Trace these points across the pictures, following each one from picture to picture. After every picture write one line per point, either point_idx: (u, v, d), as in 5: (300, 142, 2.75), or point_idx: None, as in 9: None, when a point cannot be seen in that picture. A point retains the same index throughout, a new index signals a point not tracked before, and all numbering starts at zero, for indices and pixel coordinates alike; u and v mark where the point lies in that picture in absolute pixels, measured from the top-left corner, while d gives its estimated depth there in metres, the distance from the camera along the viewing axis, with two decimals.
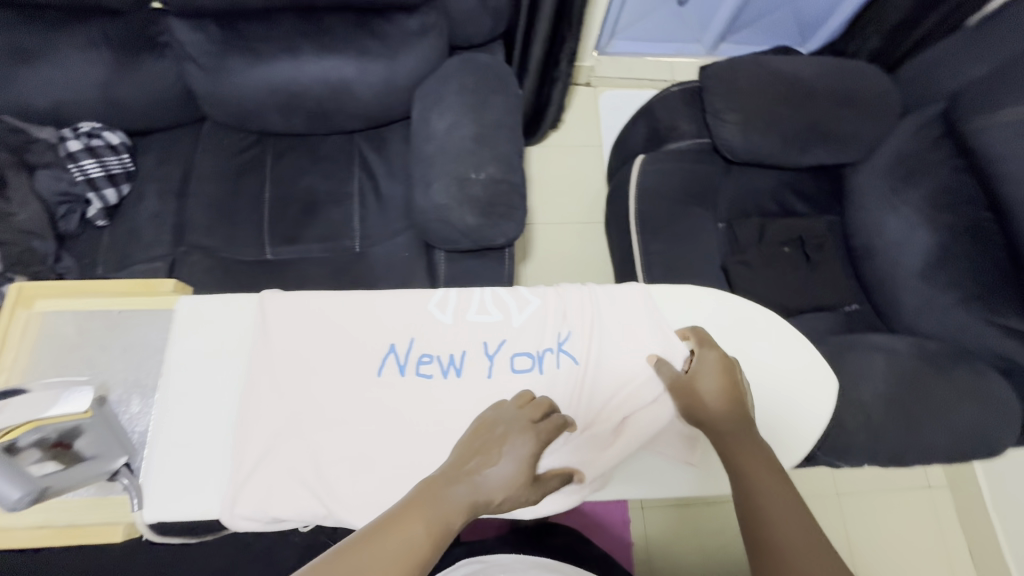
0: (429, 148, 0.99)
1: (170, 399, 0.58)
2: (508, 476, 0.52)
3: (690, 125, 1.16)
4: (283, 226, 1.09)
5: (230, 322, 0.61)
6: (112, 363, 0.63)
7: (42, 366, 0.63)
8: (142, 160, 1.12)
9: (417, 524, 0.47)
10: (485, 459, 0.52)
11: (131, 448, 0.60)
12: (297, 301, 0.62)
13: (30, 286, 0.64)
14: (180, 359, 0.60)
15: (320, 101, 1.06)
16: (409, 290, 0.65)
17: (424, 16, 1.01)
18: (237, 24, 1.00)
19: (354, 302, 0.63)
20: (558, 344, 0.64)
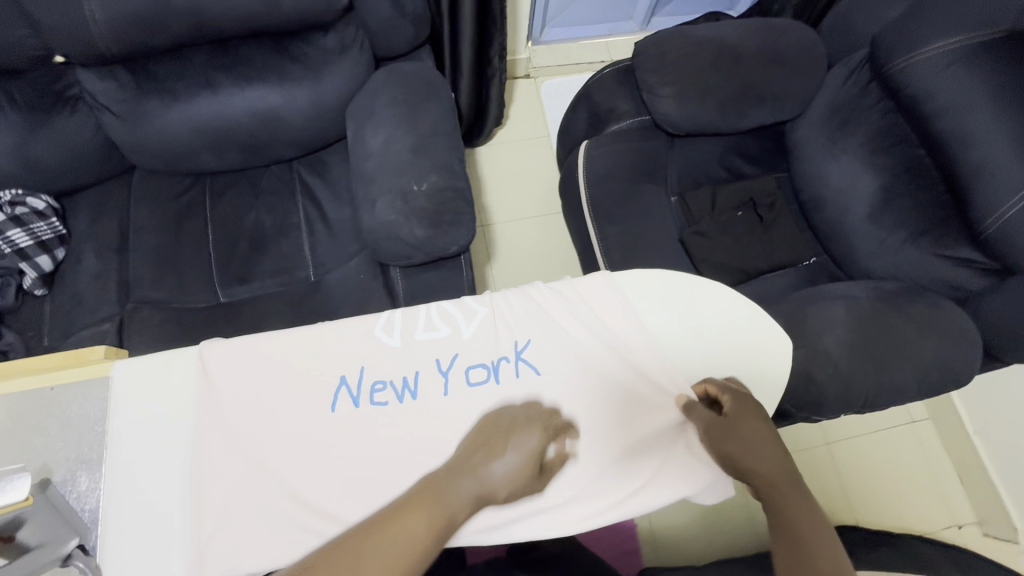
0: (368, 166, 0.97)
1: (117, 471, 0.56)
2: (510, 468, 0.57)
3: (628, 104, 1.15)
4: (232, 267, 1.06)
5: (171, 381, 0.59)
6: (52, 441, 0.57)
7: None
8: (74, 220, 1.07)
9: (422, 517, 0.52)
10: (490, 454, 0.57)
11: (85, 528, 0.55)
12: (238, 347, 0.61)
13: None
14: (122, 428, 0.57)
15: (250, 134, 1.03)
16: (352, 319, 0.63)
17: (343, 32, 0.98)
18: (148, 67, 0.96)
19: (296, 341, 0.61)
20: (516, 353, 0.63)
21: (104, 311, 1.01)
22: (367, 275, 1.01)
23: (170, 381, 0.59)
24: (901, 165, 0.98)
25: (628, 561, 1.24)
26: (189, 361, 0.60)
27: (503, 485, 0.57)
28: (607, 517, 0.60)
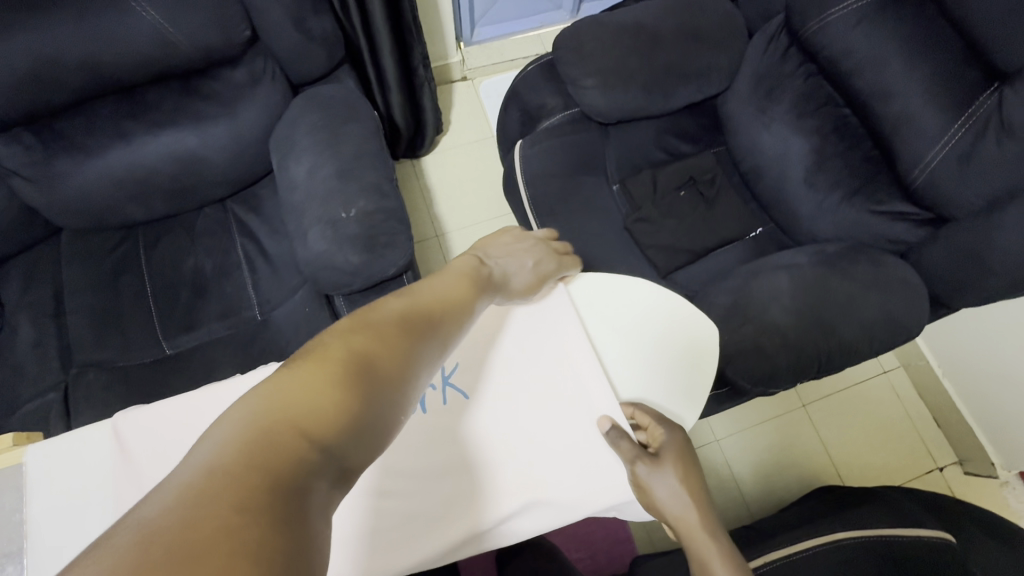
0: (295, 197, 0.95)
1: (44, 557, 0.55)
2: (523, 270, 0.73)
3: (557, 98, 1.14)
4: (176, 316, 1.03)
5: (92, 456, 0.58)
6: None
7: None
8: (6, 292, 1.04)
9: (463, 286, 0.64)
10: (508, 258, 0.73)
11: None
12: (153, 413, 0.60)
13: None
14: (44, 513, 0.56)
15: (174, 178, 1.02)
16: (273, 365, 0.63)
17: (252, 65, 0.98)
18: (53, 125, 0.93)
19: (217, 396, 0.61)
20: (445, 380, 0.73)
21: (47, 381, 0.97)
22: (313, 306, 0.99)
23: (85, 461, 0.58)
24: (828, 126, 0.98)
25: (623, 551, 1.23)
26: (103, 436, 0.59)
27: (518, 291, 0.72)
28: (554, 514, 0.68)
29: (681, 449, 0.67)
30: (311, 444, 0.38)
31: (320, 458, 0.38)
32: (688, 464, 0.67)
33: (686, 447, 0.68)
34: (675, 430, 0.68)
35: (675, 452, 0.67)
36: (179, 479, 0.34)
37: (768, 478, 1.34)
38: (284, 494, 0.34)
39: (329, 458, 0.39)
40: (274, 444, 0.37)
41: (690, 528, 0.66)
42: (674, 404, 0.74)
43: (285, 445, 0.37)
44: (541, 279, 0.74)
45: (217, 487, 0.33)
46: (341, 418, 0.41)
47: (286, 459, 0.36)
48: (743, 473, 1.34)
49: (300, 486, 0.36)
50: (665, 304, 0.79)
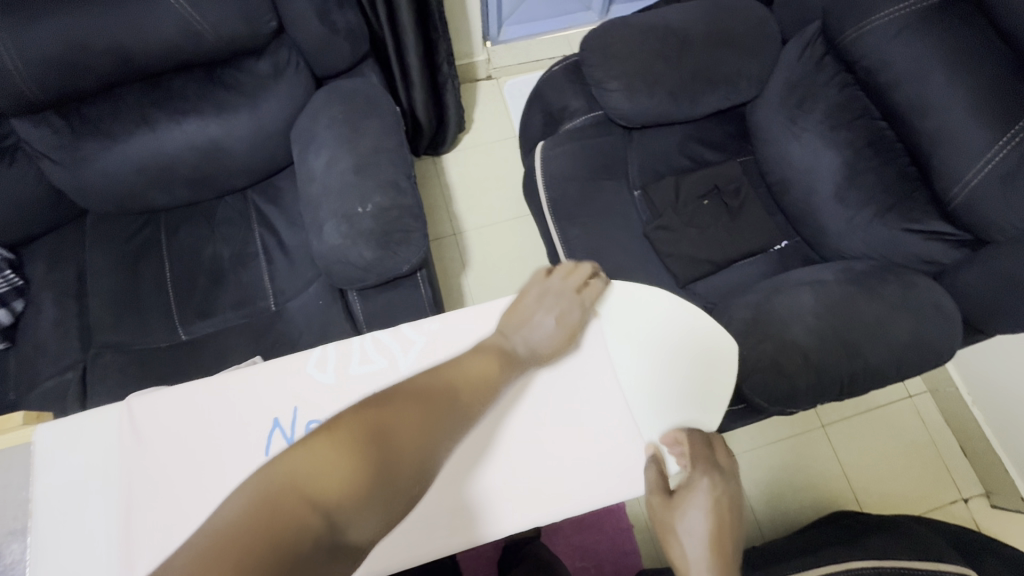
0: (313, 190, 0.95)
1: (47, 539, 0.53)
2: (551, 328, 0.67)
3: (581, 100, 1.12)
4: (193, 302, 1.04)
5: (98, 439, 0.57)
6: None
7: None
8: (32, 270, 1.06)
9: (493, 358, 0.61)
10: (539, 317, 0.67)
11: None
12: (161, 400, 0.58)
13: None
14: (48, 494, 0.54)
15: (195, 166, 1.03)
16: (285, 355, 0.61)
17: (276, 56, 0.98)
18: (81, 110, 0.95)
19: (228, 386, 0.58)
20: None
21: (66, 360, 0.99)
22: (326, 300, 0.99)
23: (91, 441, 0.56)
24: (861, 140, 0.95)
25: (629, 563, 1.19)
26: (111, 418, 0.57)
27: (550, 347, 0.66)
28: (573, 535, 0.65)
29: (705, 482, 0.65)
30: (317, 513, 0.42)
31: (322, 530, 0.42)
32: (718, 516, 0.63)
33: (727, 497, 0.64)
34: (718, 476, 0.65)
35: (708, 499, 0.64)
36: (201, 531, 0.40)
37: (781, 498, 1.30)
38: (277, 559, 0.39)
39: (331, 531, 0.43)
40: (278, 512, 0.41)
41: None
42: (690, 417, 0.70)
43: (291, 524, 0.41)
44: (571, 333, 0.68)
45: (216, 549, 0.38)
46: (345, 499, 0.44)
47: (288, 526, 0.40)
48: (756, 491, 1.30)
49: (293, 555, 0.40)
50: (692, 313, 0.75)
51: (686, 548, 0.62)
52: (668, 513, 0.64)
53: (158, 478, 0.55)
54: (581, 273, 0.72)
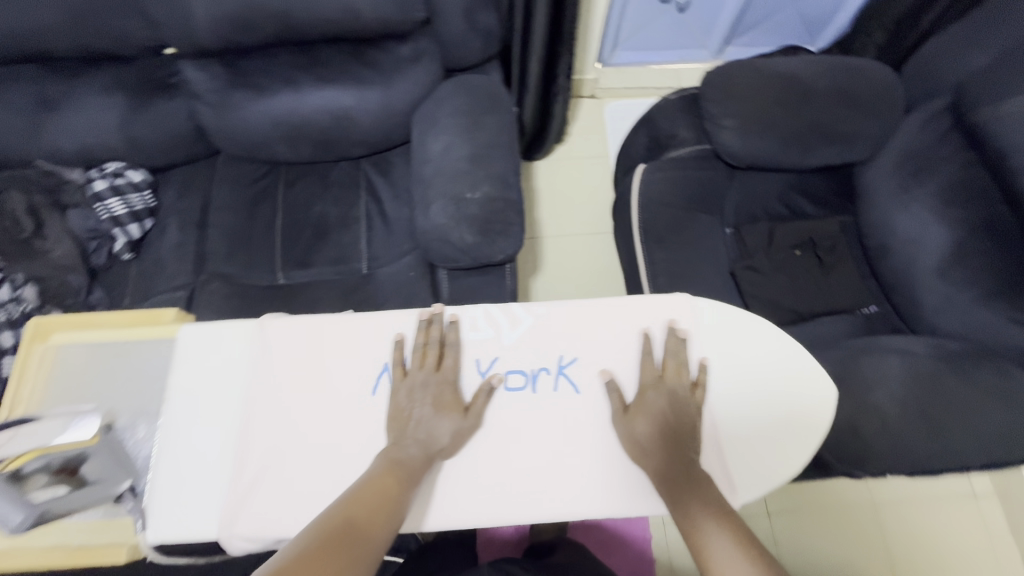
0: (427, 170, 1.01)
1: (170, 424, 0.58)
2: (443, 426, 0.58)
3: (691, 131, 1.15)
4: (296, 251, 1.13)
5: (228, 345, 0.62)
6: (119, 391, 0.61)
7: (54, 398, 0.60)
8: (164, 195, 1.18)
9: (389, 485, 0.54)
10: (427, 417, 0.58)
11: (137, 471, 0.58)
12: (294, 325, 0.63)
13: (46, 320, 0.62)
14: (179, 385, 0.60)
15: (323, 130, 1.10)
16: (402, 309, 0.65)
17: (418, 44, 1.05)
18: (239, 62, 1.05)
19: (350, 324, 0.63)
20: (559, 366, 0.63)
21: (179, 280, 1.10)
22: (416, 274, 1.06)
23: (224, 347, 0.62)
24: (976, 223, 0.93)
25: None
26: (244, 330, 0.63)
27: (454, 441, 0.59)
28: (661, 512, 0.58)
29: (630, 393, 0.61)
30: None
31: None
32: (678, 419, 0.59)
33: (681, 400, 0.61)
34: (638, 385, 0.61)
35: (667, 409, 0.59)
36: None
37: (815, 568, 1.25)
38: None
39: None
40: None
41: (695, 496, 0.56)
42: (802, 423, 0.62)
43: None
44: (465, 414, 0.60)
45: None
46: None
47: None
48: (788, 553, 1.26)
49: None
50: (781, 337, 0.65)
51: (655, 456, 0.57)
52: (633, 424, 0.59)
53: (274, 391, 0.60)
54: (432, 339, 0.62)
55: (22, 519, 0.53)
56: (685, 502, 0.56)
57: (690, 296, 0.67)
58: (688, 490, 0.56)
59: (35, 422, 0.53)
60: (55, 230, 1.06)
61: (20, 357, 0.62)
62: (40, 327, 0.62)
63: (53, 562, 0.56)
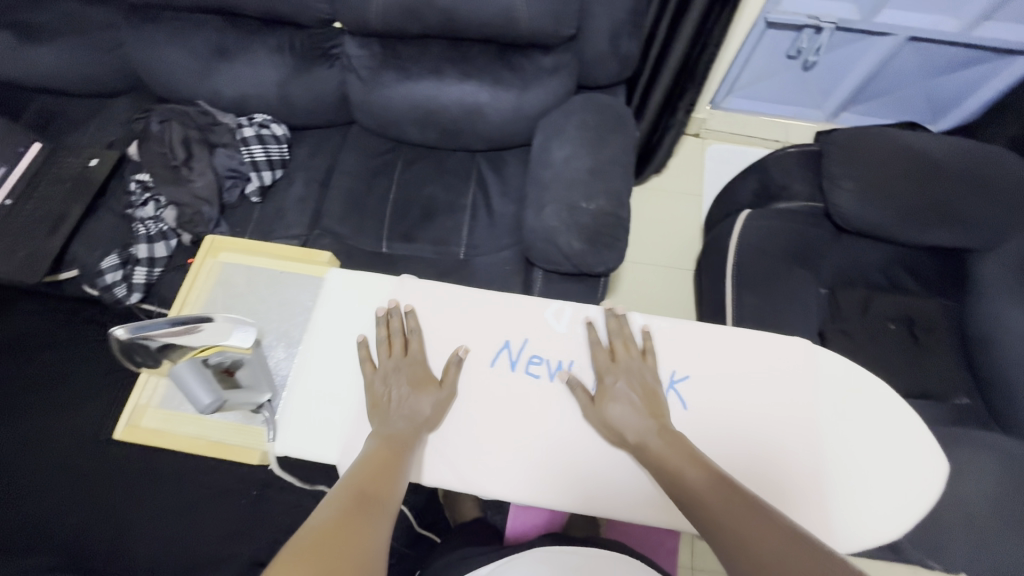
0: (546, 174, 1.06)
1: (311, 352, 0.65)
2: (421, 398, 0.60)
3: (804, 188, 1.16)
4: (402, 225, 1.20)
5: (372, 294, 0.68)
6: (267, 314, 0.69)
7: (215, 305, 0.71)
8: (296, 151, 1.28)
9: (384, 451, 0.56)
10: (401, 396, 0.60)
11: (275, 388, 0.64)
12: (430, 289, 0.68)
13: (222, 239, 0.73)
14: (323, 320, 0.66)
15: (453, 120, 1.18)
16: (532, 295, 0.68)
17: (560, 57, 1.11)
18: (396, 46, 1.14)
19: (482, 298, 0.67)
20: (670, 381, 0.61)
21: (296, 230, 1.19)
22: (513, 269, 1.13)
23: (366, 296, 0.68)
24: None
25: None
26: (387, 285, 0.69)
27: (436, 414, 0.61)
28: None
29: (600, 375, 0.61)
30: None
31: None
32: (641, 391, 0.60)
33: (640, 375, 0.61)
34: (615, 371, 0.61)
35: (629, 387, 0.60)
36: None
37: None
38: None
39: None
40: None
41: (672, 457, 0.54)
42: (905, 483, 0.57)
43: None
44: (437, 384, 0.62)
45: None
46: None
47: None
48: None
49: None
50: (888, 392, 0.61)
51: (625, 432, 0.58)
52: (600, 407, 0.59)
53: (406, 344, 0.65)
54: (393, 329, 0.64)
55: (212, 401, 0.58)
56: (667, 463, 0.54)
57: (807, 343, 0.62)
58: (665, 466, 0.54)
59: (210, 322, 0.60)
60: (202, 163, 1.16)
61: (195, 266, 0.74)
62: (215, 244, 0.75)
63: (198, 448, 0.67)
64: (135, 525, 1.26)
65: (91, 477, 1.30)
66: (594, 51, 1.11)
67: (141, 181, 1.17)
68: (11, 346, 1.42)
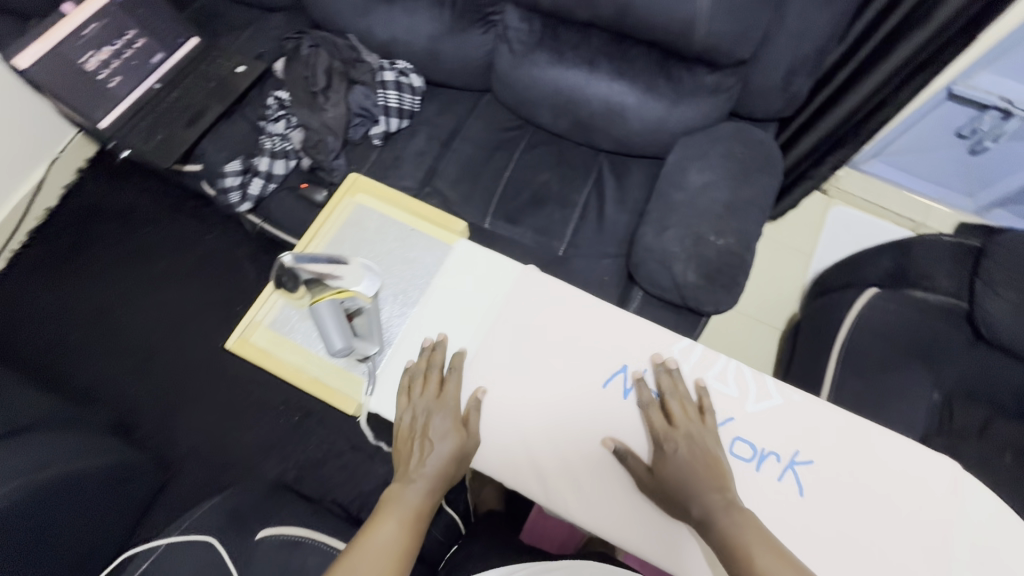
0: (676, 195, 1.01)
1: (424, 320, 0.66)
2: (445, 450, 0.57)
3: (950, 283, 1.04)
4: (509, 206, 1.17)
5: (498, 277, 0.67)
6: (390, 265, 0.72)
7: (342, 239, 0.75)
8: (426, 105, 1.28)
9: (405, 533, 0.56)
10: (423, 454, 0.58)
11: (382, 342, 0.67)
12: (555, 288, 0.65)
13: (366, 180, 0.77)
14: (444, 290, 0.67)
15: (592, 115, 1.13)
16: (662, 325, 0.64)
17: (725, 78, 1.04)
18: (557, 27, 1.11)
19: (609, 314, 0.64)
20: (790, 458, 0.57)
21: (407, 183, 1.19)
22: (610, 280, 1.10)
23: (491, 277, 0.67)
24: None
25: None
26: (514, 272, 0.67)
27: (458, 463, 0.58)
28: None
29: (656, 429, 0.57)
30: None
31: None
32: (701, 458, 0.55)
33: (703, 441, 0.56)
34: (676, 433, 0.56)
35: (683, 451, 0.55)
36: None
37: None
38: None
39: None
40: None
41: (738, 536, 0.49)
42: None
43: None
44: (462, 430, 0.59)
45: None
46: None
47: None
48: None
49: None
50: None
51: (690, 507, 0.52)
52: (660, 476, 0.54)
53: (519, 338, 0.63)
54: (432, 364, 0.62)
55: (343, 347, 0.66)
56: (731, 540, 0.49)
57: (958, 467, 0.56)
58: (705, 487, 0.53)
59: (345, 267, 0.67)
60: (338, 95, 1.18)
61: (333, 197, 0.78)
62: (356, 183, 0.79)
63: (296, 379, 0.70)
64: (187, 411, 1.34)
65: (161, 357, 1.38)
66: (762, 80, 1.04)
67: (279, 98, 1.21)
68: (122, 216, 1.52)
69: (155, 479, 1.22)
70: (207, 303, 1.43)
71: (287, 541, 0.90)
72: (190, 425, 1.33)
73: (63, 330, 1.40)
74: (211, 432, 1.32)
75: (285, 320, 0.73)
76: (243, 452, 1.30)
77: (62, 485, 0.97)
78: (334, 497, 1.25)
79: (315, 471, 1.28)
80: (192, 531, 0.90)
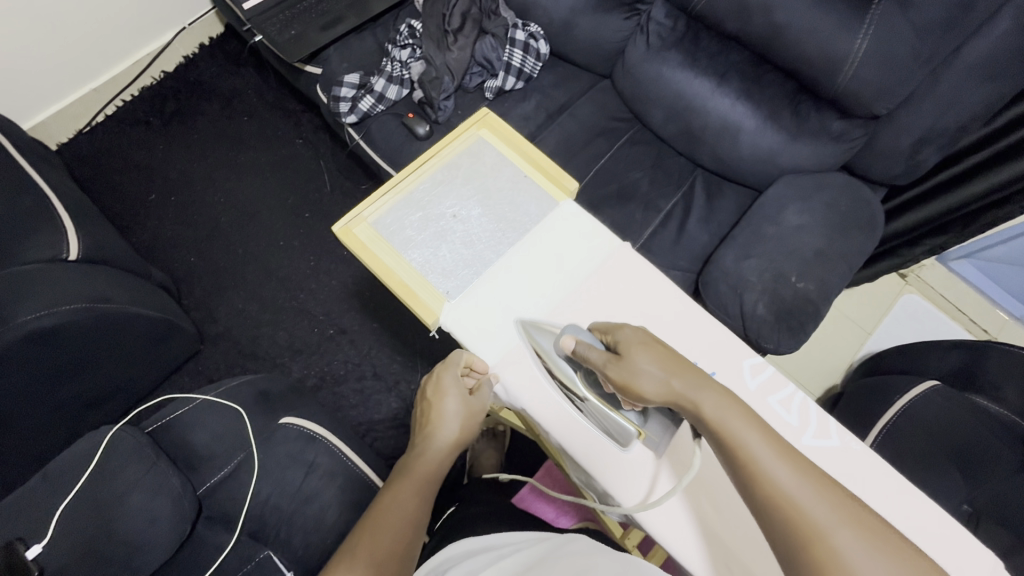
0: (768, 229, 1.00)
1: (521, 268, 0.73)
2: (456, 416, 0.69)
3: (1017, 400, 0.99)
4: (595, 192, 1.17)
5: (595, 251, 0.74)
6: (497, 206, 0.79)
7: (460, 168, 0.81)
8: (544, 75, 1.28)
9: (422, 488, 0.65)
10: (436, 421, 0.69)
11: (475, 271, 0.74)
12: (647, 276, 0.73)
13: (495, 119, 0.83)
14: (547, 248, 0.75)
15: (704, 128, 1.12)
16: (738, 340, 0.70)
17: (853, 128, 1.02)
18: (699, 34, 1.11)
19: (688, 314, 0.71)
20: None
21: None
22: None
23: (591, 250, 0.74)
24: None
25: None
26: (611, 251, 0.74)
27: (464, 430, 0.69)
28: None
29: (619, 335, 0.62)
30: None
31: None
32: (658, 344, 0.60)
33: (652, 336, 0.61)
34: (641, 334, 0.61)
35: (638, 342, 0.60)
36: None
37: None
38: None
39: None
40: None
41: (718, 411, 0.54)
42: None
43: None
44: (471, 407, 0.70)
45: None
46: None
47: None
48: None
49: None
50: None
51: (659, 388, 0.57)
52: (629, 358, 0.59)
53: (603, 311, 0.71)
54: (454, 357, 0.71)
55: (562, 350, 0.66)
56: (712, 415, 0.54)
57: (993, 562, 0.60)
58: (682, 374, 0.57)
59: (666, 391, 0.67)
60: (467, 40, 1.20)
61: (460, 126, 0.84)
62: (485, 119, 0.84)
63: (385, 277, 0.74)
64: (234, 294, 1.39)
65: (225, 238, 1.45)
66: (890, 141, 1.01)
67: (411, 27, 1.24)
68: (227, 98, 1.58)
69: (195, 345, 1.28)
70: (279, 202, 1.48)
71: (309, 435, 0.93)
72: (234, 307, 1.38)
73: (146, 187, 1.48)
74: (250, 321, 1.37)
75: (387, 223, 0.77)
76: (273, 348, 1.35)
77: (121, 323, 1.02)
78: (348, 414, 1.30)
79: (333, 386, 1.32)
80: (225, 398, 0.94)
